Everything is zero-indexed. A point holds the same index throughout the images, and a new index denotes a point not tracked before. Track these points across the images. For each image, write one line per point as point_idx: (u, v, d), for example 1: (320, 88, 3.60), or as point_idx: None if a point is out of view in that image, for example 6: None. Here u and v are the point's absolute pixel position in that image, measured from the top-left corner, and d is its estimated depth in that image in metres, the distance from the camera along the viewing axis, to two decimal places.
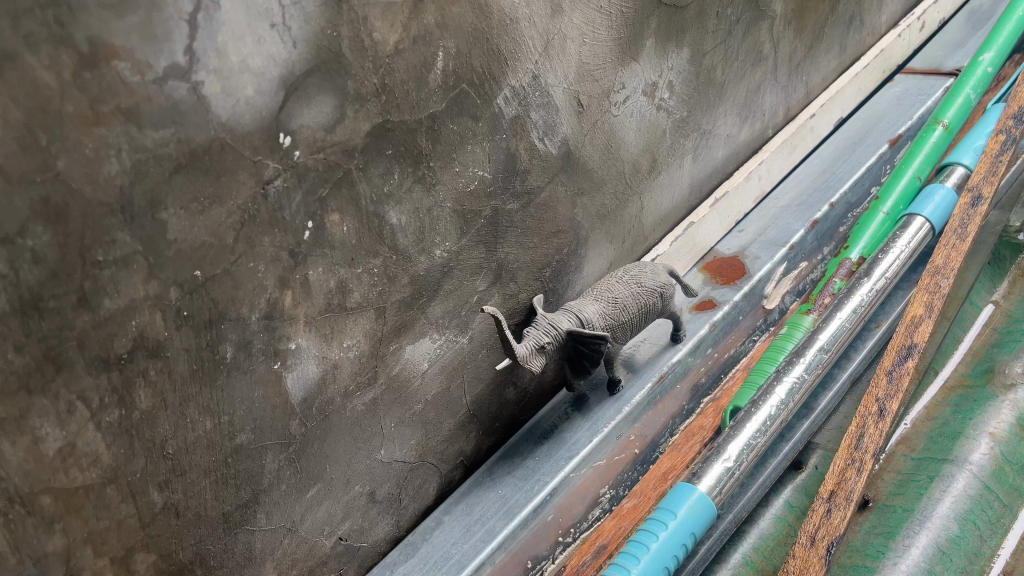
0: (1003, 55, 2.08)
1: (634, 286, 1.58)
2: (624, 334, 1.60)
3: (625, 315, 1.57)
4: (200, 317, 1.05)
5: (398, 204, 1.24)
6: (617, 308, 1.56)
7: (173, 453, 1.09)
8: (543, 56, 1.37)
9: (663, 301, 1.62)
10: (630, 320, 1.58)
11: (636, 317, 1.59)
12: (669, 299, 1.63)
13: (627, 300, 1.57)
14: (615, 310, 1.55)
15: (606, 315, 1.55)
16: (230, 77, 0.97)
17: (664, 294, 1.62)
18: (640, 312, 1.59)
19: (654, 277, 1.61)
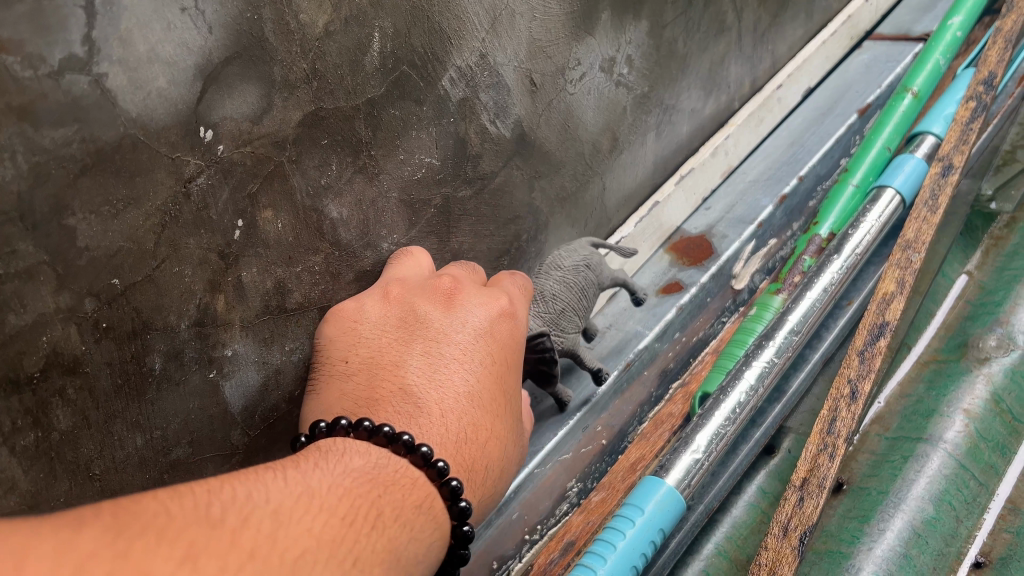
0: (973, 18, 2.01)
1: (555, 273, 1.47)
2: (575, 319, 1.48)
3: (567, 303, 1.46)
4: (122, 328, 0.98)
5: (338, 197, 1.16)
6: (552, 294, 1.45)
7: (100, 474, 1.02)
8: (490, 33, 1.30)
9: (594, 270, 1.52)
10: (572, 304, 1.47)
11: (578, 298, 1.49)
12: (597, 266, 1.53)
13: (560, 282, 1.47)
14: (553, 298, 1.45)
15: (546, 307, 1.44)
16: (138, 68, 0.91)
17: (590, 262, 1.52)
18: (577, 293, 1.48)
19: (574, 251, 1.51)
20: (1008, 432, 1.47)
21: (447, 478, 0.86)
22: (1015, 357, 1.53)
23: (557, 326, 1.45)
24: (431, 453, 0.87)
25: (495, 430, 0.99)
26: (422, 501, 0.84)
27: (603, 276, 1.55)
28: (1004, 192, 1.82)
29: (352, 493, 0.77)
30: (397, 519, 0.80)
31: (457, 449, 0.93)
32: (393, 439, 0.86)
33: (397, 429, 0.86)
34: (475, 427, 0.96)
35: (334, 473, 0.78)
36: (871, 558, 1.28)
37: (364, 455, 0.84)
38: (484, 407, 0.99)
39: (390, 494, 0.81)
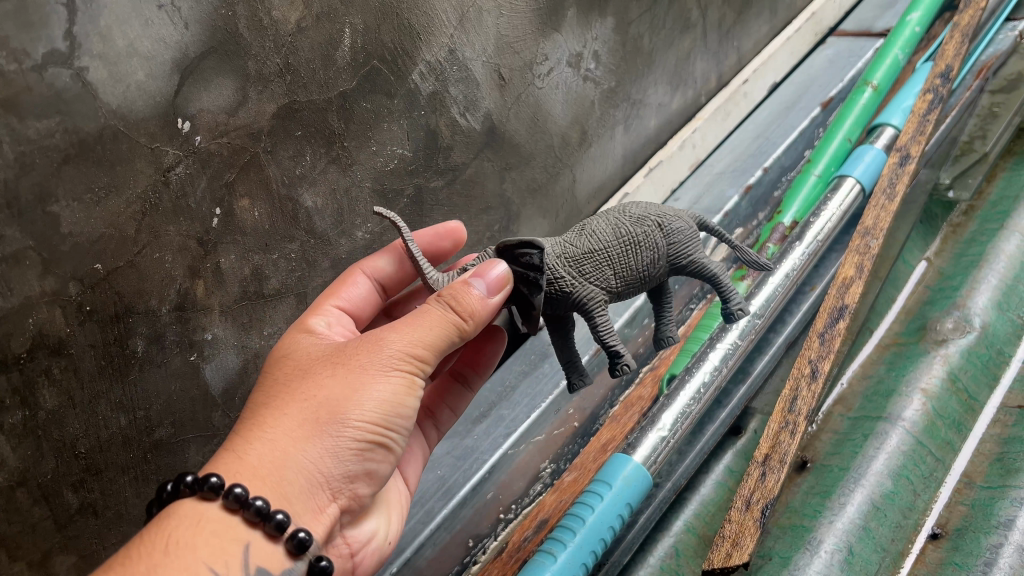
0: (930, 14, 2.06)
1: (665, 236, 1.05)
2: (614, 275, 1.00)
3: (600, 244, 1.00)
4: (105, 312, 1.05)
5: (312, 186, 1.21)
6: (598, 228, 1.02)
7: (85, 452, 1.09)
8: (458, 29, 1.35)
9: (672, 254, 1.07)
10: (613, 254, 1.00)
11: (626, 255, 1.00)
12: (668, 242, 1.02)
13: (611, 220, 1.03)
14: (594, 237, 1.01)
15: (580, 236, 1.02)
16: (118, 62, 0.96)
17: (656, 233, 1.02)
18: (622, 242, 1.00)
19: (651, 208, 1.05)
20: (963, 409, 1.48)
21: (272, 513, 0.78)
22: (971, 339, 1.56)
23: (582, 262, 1.00)
24: (262, 501, 0.77)
25: (323, 392, 0.84)
26: (222, 540, 0.75)
27: (671, 254, 1.03)
28: (962, 181, 1.85)
29: (175, 546, 0.72)
30: (195, 546, 0.74)
31: (268, 445, 0.81)
32: (215, 492, 0.77)
33: (213, 477, 0.77)
34: (287, 411, 0.83)
35: (165, 546, 0.72)
36: (832, 531, 1.31)
37: (183, 518, 0.77)
38: (304, 385, 0.86)
39: (206, 559, 0.73)
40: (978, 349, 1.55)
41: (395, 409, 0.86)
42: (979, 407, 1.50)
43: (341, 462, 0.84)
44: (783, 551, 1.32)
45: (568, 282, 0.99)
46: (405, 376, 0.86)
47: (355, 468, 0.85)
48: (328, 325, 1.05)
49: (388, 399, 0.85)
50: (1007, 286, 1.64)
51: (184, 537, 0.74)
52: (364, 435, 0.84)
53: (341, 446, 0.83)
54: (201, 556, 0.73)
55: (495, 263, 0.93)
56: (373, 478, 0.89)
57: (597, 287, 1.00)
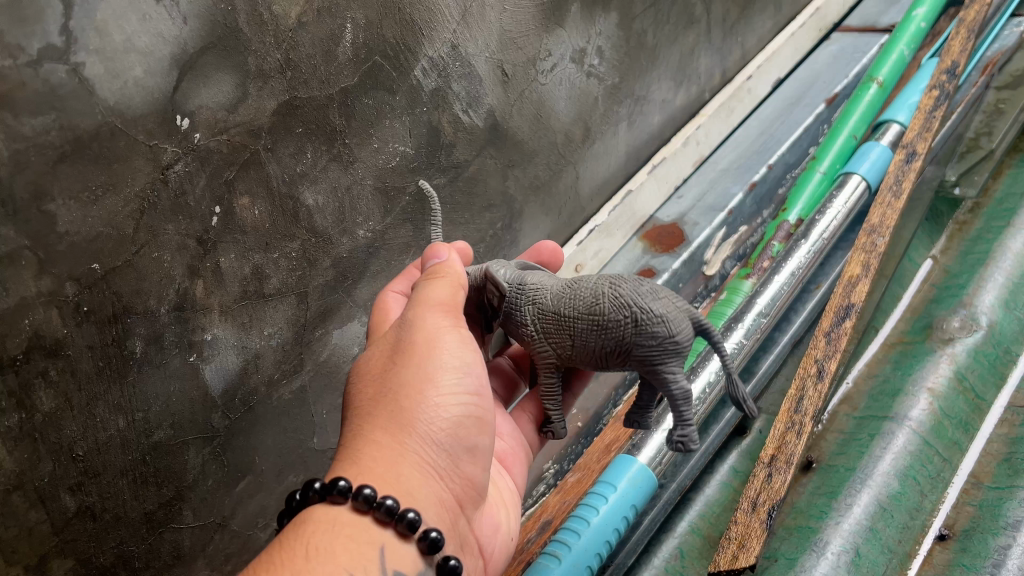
0: (936, 10, 2.04)
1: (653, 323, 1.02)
2: (570, 348, 1.08)
3: (571, 304, 1.06)
4: (103, 312, 1.03)
5: (313, 184, 1.20)
6: (583, 294, 1.07)
7: (83, 455, 1.07)
8: (461, 24, 1.33)
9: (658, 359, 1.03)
10: (576, 330, 1.06)
11: (587, 335, 1.05)
12: (639, 344, 1.03)
13: (598, 292, 1.06)
14: (574, 302, 1.07)
15: (564, 297, 1.08)
16: (115, 57, 0.94)
17: (630, 329, 1.03)
18: (588, 310, 1.05)
19: (654, 302, 1.03)
20: (970, 409, 1.47)
21: (403, 512, 0.77)
22: (978, 337, 1.54)
23: (547, 322, 1.08)
24: (392, 501, 0.77)
25: (400, 380, 0.89)
26: (355, 539, 0.74)
27: (640, 353, 1.04)
28: (968, 178, 1.84)
29: (316, 550, 0.70)
30: (331, 545, 0.72)
31: (373, 450, 0.83)
32: (344, 494, 0.76)
33: (342, 481, 0.77)
34: (378, 417, 0.87)
35: (306, 551, 0.70)
36: (839, 533, 1.29)
37: (316, 523, 0.75)
38: (379, 388, 0.90)
39: (348, 564, 0.71)
40: (984, 348, 1.53)
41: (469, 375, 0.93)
42: (986, 407, 1.48)
43: (443, 444, 0.88)
44: (790, 553, 1.30)
45: (529, 333, 1.09)
46: (461, 342, 0.94)
47: (458, 447, 0.90)
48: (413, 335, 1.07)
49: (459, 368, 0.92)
50: (1014, 284, 1.62)
51: (322, 540, 0.72)
52: (454, 408, 0.90)
53: (437, 425, 0.88)
54: (343, 560, 0.70)
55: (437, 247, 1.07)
56: (476, 460, 0.94)
57: (552, 350, 1.09)
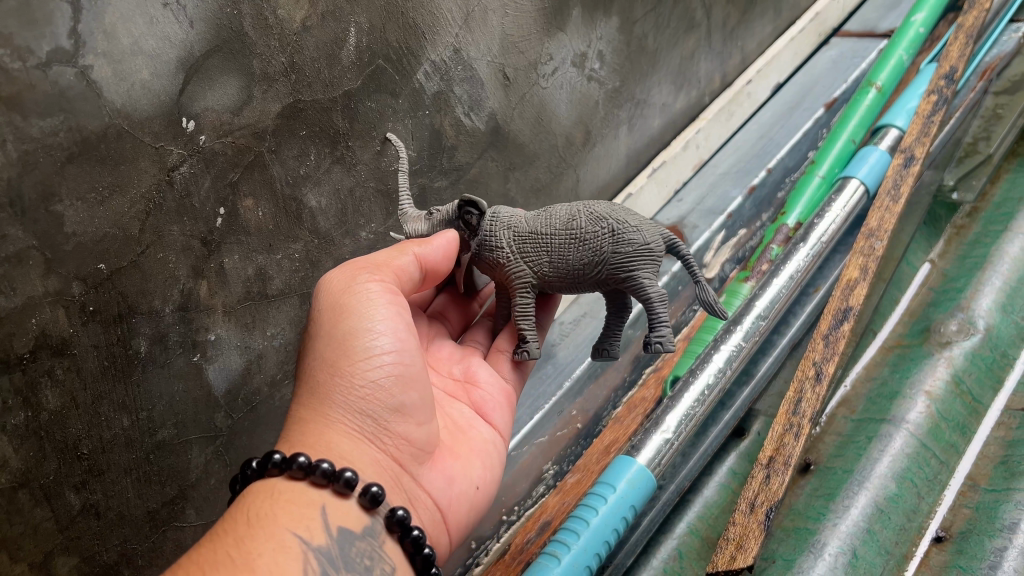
0: (935, 15, 2.05)
1: (633, 231, 1.11)
2: (546, 263, 1.12)
3: (549, 224, 1.12)
4: (108, 312, 1.04)
5: (316, 186, 1.21)
6: (558, 215, 1.13)
7: (88, 453, 1.08)
8: (463, 28, 1.34)
9: (639, 265, 1.11)
10: (552, 242, 1.11)
11: (564, 248, 1.11)
12: (612, 252, 1.09)
13: (572, 211, 1.13)
14: (550, 222, 1.13)
15: (540, 219, 1.14)
16: (122, 60, 0.96)
17: (605, 239, 1.10)
18: (567, 227, 1.11)
19: (629, 218, 1.13)
20: (967, 412, 1.48)
21: (339, 473, 0.84)
22: (975, 341, 1.55)
23: (525, 242, 1.12)
24: (327, 463, 0.84)
25: (319, 355, 0.95)
26: (293, 502, 0.82)
27: (616, 261, 1.10)
28: (966, 182, 1.84)
29: (255, 518, 0.78)
30: (267, 511, 0.80)
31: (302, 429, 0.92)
32: (279, 466, 0.84)
33: (276, 455, 0.85)
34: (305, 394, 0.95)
35: (243, 520, 0.78)
36: (837, 534, 1.30)
37: (258, 495, 0.83)
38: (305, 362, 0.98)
39: (288, 525, 0.78)
40: (982, 352, 1.54)
41: (394, 341, 0.96)
42: (983, 410, 1.49)
43: (363, 408, 0.93)
44: (787, 554, 1.31)
45: (503, 256, 1.12)
46: (390, 309, 0.98)
47: (382, 409, 0.94)
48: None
49: (385, 333, 0.96)
50: (1012, 288, 1.63)
51: (264, 508, 0.81)
52: (376, 375, 0.94)
53: (354, 392, 0.93)
54: (282, 523, 0.78)
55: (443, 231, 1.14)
56: (411, 418, 0.97)
57: (529, 269, 1.12)
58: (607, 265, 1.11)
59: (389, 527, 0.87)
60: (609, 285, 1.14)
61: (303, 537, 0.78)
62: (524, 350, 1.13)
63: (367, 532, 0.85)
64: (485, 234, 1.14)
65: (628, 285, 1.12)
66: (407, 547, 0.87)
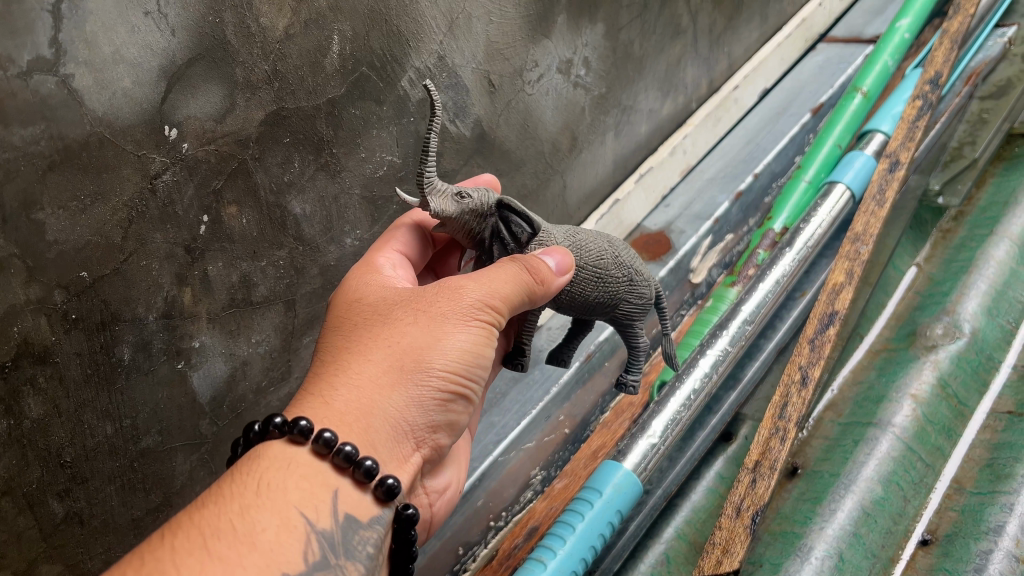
0: (921, 20, 2.06)
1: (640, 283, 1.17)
2: (567, 296, 1.10)
3: (585, 261, 1.10)
4: (91, 319, 1.04)
5: (300, 194, 1.21)
6: (589, 247, 1.10)
7: (71, 461, 1.09)
8: (448, 35, 1.35)
9: (634, 310, 1.19)
10: (579, 278, 1.09)
11: (588, 284, 1.10)
12: (624, 296, 1.15)
13: (602, 250, 1.12)
14: (583, 253, 1.10)
15: (576, 249, 1.10)
16: (104, 69, 0.96)
17: (623, 285, 1.14)
18: (598, 269, 1.11)
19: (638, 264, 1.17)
20: (953, 415, 1.48)
21: (361, 460, 0.82)
22: (961, 344, 1.55)
23: None
24: (351, 448, 0.81)
25: (413, 339, 0.90)
26: (306, 476, 0.79)
27: (622, 303, 1.16)
28: (952, 186, 1.84)
29: (266, 487, 0.76)
30: (278, 482, 0.78)
31: (355, 394, 0.86)
32: (305, 435, 0.80)
33: (302, 422, 0.81)
34: (376, 365, 0.88)
35: (254, 488, 0.76)
36: (824, 537, 1.30)
37: (272, 459, 0.80)
38: (387, 330, 0.92)
39: (296, 502, 0.76)
40: (968, 355, 1.54)
41: (475, 362, 0.93)
42: (968, 413, 1.50)
43: (426, 408, 0.90)
44: (774, 558, 1.31)
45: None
46: (485, 330, 0.94)
47: (436, 415, 0.91)
48: (392, 267, 1.09)
49: (472, 353, 0.93)
50: (997, 292, 1.63)
51: (277, 477, 0.78)
52: (447, 387, 0.91)
53: (426, 398, 0.89)
54: (292, 498, 0.76)
55: (559, 251, 1.03)
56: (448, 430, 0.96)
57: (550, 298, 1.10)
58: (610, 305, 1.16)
59: (393, 521, 0.86)
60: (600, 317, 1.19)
61: (310, 517, 0.77)
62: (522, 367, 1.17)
63: (374, 522, 0.83)
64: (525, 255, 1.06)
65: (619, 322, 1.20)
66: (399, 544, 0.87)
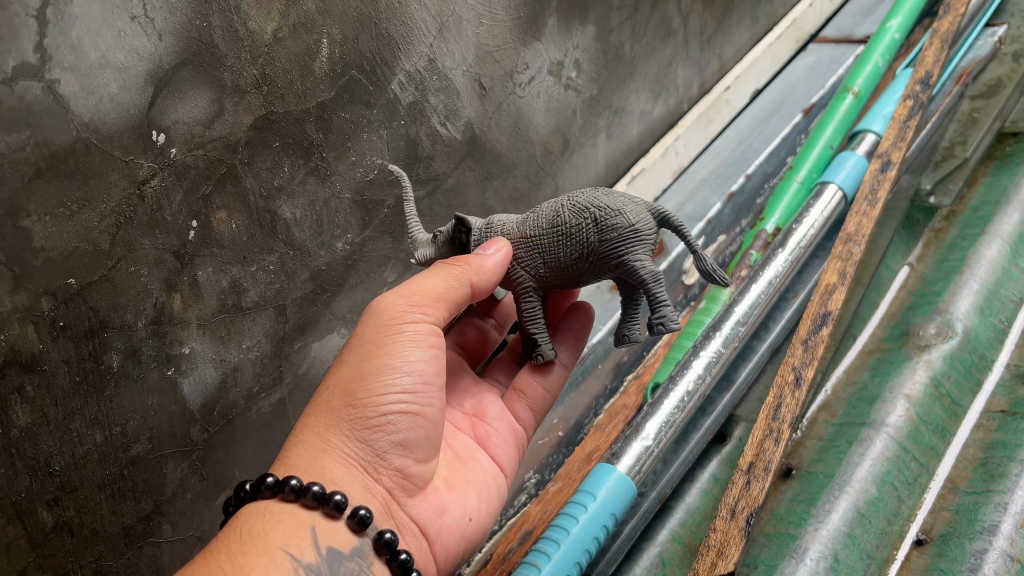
0: (911, 21, 2.06)
1: (618, 214, 1.07)
2: (538, 262, 1.10)
3: (536, 224, 1.11)
4: (79, 327, 1.03)
5: (291, 198, 1.21)
6: (541, 214, 1.11)
7: (61, 470, 1.08)
8: (438, 38, 1.34)
9: (631, 248, 1.07)
10: (538, 242, 1.10)
11: (551, 245, 1.09)
12: (599, 241, 1.07)
13: (557, 206, 1.11)
14: (536, 222, 1.11)
15: (527, 220, 1.12)
16: (90, 74, 0.95)
17: (590, 228, 1.07)
18: (553, 224, 1.09)
19: (611, 202, 1.09)
20: (947, 415, 1.48)
21: (329, 495, 0.88)
22: (953, 344, 1.56)
23: (519, 247, 1.11)
24: (318, 486, 0.87)
25: (346, 378, 0.98)
26: (285, 521, 0.86)
27: (605, 250, 1.07)
28: (942, 187, 1.86)
29: (248, 537, 0.83)
30: (258, 531, 0.84)
31: (306, 444, 0.96)
32: (273, 487, 0.88)
33: (269, 478, 0.89)
34: (318, 414, 0.98)
35: (238, 539, 0.82)
36: (818, 538, 1.30)
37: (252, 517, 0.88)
38: (331, 378, 1.00)
39: (278, 543, 0.83)
40: (960, 354, 1.54)
41: (412, 371, 0.99)
42: (963, 412, 1.49)
43: (371, 435, 0.96)
44: (769, 559, 1.31)
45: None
46: (412, 335, 1.00)
47: (388, 438, 0.97)
48: None
49: (403, 362, 0.98)
50: (989, 291, 1.63)
51: (255, 527, 0.85)
52: (388, 407, 0.97)
53: (363, 424, 0.96)
54: (273, 540, 0.83)
55: (494, 238, 1.09)
56: (412, 449, 1.00)
57: (527, 273, 1.12)
58: (597, 252, 1.08)
59: (378, 550, 0.90)
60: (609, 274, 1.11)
61: (294, 553, 0.82)
62: (540, 356, 1.14)
63: (356, 552, 0.88)
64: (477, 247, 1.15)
65: (621, 271, 1.09)
66: (393, 568, 0.90)
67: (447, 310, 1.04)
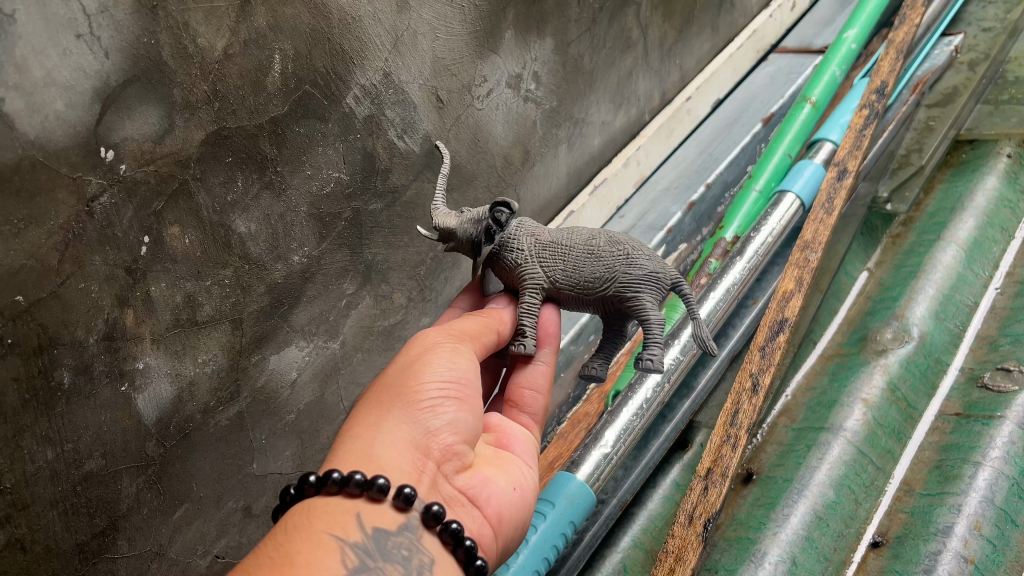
0: (867, 32, 2.10)
1: (647, 261, 1.15)
2: (561, 272, 1.14)
3: (573, 240, 1.15)
4: (28, 344, 1.03)
5: (245, 212, 1.23)
6: (579, 234, 1.17)
7: (12, 487, 1.07)
8: (393, 53, 1.36)
9: (647, 294, 1.15)
10: (569, 254, 1.14)
11: (580, 260, 1.14)
12: (625, 271, 1.13)
13: (593, 233, 1.17)
14: (571, 237, 1.17)
15: (563, 234, 1.17)
16: (35, 92, 0.96)
17: (620, 260, 1.14)
18: (587, 246, 1.15)
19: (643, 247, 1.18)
20: (902, 418, 1.50)
21: (372, 480, 0.81)
22: (909, 348, 1.58)
23: (547, 250, 1.15)
24: (358, 473, 0.81)
25: (391, 380, 0.96)
26: (326, 509, 0.80)
27: (625, 280, 1.14)
28: (899, 194, 1.87)
29: (291, 528, 0.77)
30: (300, 520, 0.78)
31: (354, 436, 0.90)
32: (314, 483, 0.83)
33: (310, 476, 0.83)
34: (364, 412, 0.93)
35: (282, 530, 0.77)
36: (777, 543, 1.32)
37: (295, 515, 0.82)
38: (367, 392, 0.98)
39: (324, 528, 0.77)
40: (916, 359, 1.57)
41: (453, 372, 0.97)
42: (917, 416, 1.51)
43: (423, 416, 0.91)
44: (728, 564, 1.32)
45: (519, 256, 1.14)
46: (449, 347, 1.00)
47: (439, 418, 0.92)
48: None
49: (444, 363, 0.98)
50: (945, 296, 1.66)
51: (300, 520, 0.79)
52: (436, 392, 0.94)
53: (415, 405, 0.92)
54: (318, 526, 0.77)
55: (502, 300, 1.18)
56: (460, 431, 0.94)
57: (544, 274, 1.14)
58: (617, 284, 1.14)
59: (428, 527, 0.84)
60: (610, 304, 1.17)
61: (340, 536, 0.76)
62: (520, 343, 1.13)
63: (404, 531, 0.82)
64: (509, 235, 1.16)
65: (631, 307, 1.15)
66: (447, 542, 0.84)
67: (481, 346, 1.07)
